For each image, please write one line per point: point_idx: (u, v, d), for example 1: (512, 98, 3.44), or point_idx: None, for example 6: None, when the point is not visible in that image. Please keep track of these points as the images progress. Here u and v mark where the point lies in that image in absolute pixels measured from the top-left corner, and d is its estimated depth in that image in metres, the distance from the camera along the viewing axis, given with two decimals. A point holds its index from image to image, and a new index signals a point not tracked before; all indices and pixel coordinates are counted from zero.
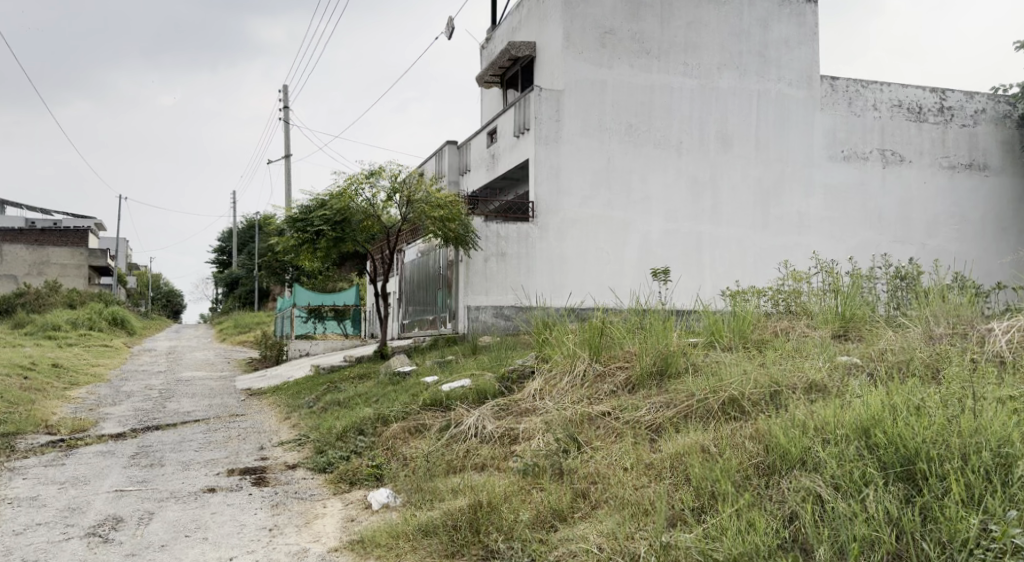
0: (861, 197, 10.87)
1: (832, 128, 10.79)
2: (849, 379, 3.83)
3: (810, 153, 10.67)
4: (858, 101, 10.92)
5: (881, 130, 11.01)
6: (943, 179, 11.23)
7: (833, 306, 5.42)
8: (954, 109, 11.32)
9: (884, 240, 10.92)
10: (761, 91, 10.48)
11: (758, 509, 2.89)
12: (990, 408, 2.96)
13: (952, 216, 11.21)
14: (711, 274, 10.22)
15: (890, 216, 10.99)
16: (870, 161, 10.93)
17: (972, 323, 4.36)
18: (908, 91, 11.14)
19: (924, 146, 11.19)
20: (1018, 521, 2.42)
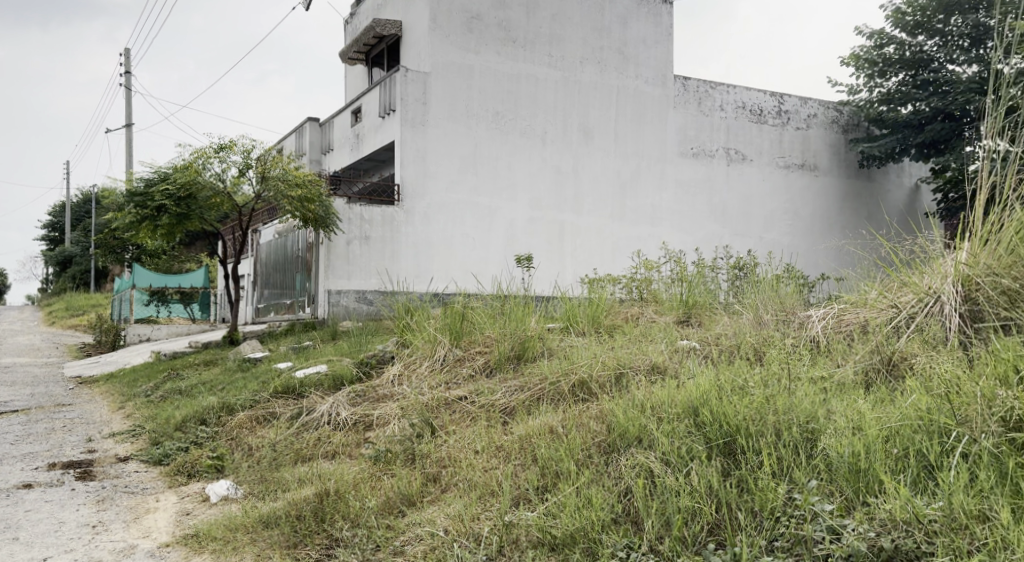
0: (709, 192, 11.42)
1: (684, 125, 11.27)
2: (686, 361, 4.06)
3: (664, 149, 11.11)
4: (708, 101, 11.47)
5: (728, 129, 11.61)
6: (780, 177, 11.98)
7: (679, 294, 5.71)
8: (790, 112, 12.09)
9: (727, 233, 11.52)
10: (620, 87, 10.82)
11: (597, 485, 3.00)
12: (804, 387, 3.22)
13: (787, 212, 12.00)
14: (572, 262, 10.43)
15: (733, 211, 11.60)
16: (717, 159, 11.50)
17: (793, 310, 4.66)
18: (751, 94, 11.80)
19: (764, 146, 11.90)
20: (818, 489, 2.63)
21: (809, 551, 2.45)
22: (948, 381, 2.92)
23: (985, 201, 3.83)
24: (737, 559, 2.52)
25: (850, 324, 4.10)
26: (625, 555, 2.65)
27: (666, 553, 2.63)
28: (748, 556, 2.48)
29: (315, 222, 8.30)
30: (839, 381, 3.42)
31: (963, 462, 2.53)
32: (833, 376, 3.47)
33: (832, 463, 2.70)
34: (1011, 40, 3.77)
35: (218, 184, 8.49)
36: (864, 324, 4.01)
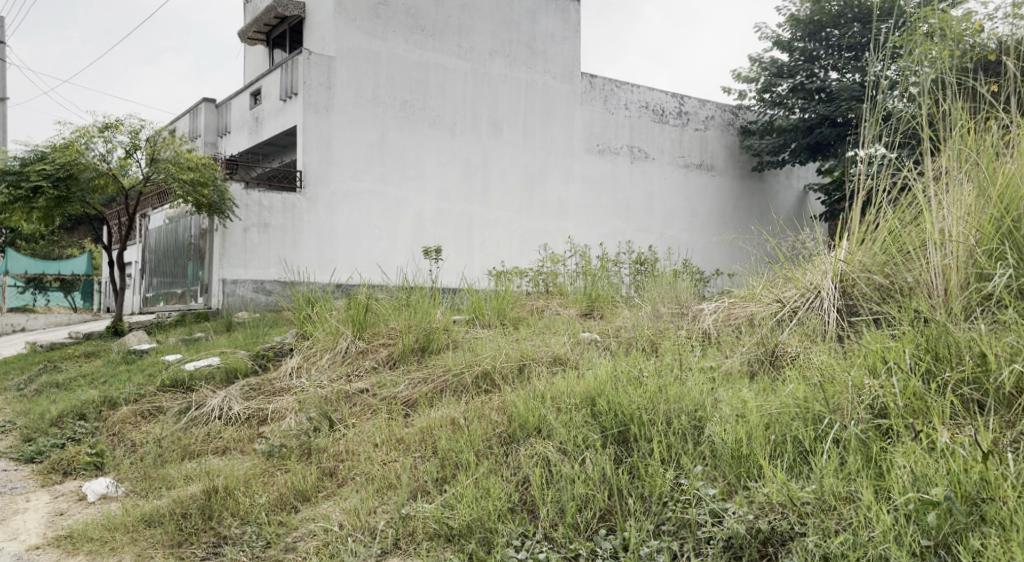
0: (613, 188, 11.61)
1: (590, 121, 11.41)
2: (587, 352, 4.12)
3: (571, 144, 11.22)
4: (613, 99, 11.65)
5: (631, 128, 11.84)
6: (679, 175, 12.30)
7: (582, 287, 5.80)
8: (690, 113, 12.42)
9: (631, 229, 11.73)
10: (529, 81, 10.88)
11: (496, 476, 3.02)
12: (695, 377, 3.32)
13: (685, 210, 12.34)
14: (480, 255, 10.40)
15: (636, 208, 11.83)
16: (621, 156, 11.71)
17: (688, 304, 4.79)
18: (654, 94, 12.06)
19: (665, 145, 12.19)
20: (704, 474, 2.72)
21: (693, 534, 2.53)
22: (824, 370, 3.06)
23: (863, 202, 4.05)
24: (625, 544, 2.59)
25: (738, 317, 4.24)
26: (520, 543, 2.68)
27: (560, 540, 2.66)
28: (636, 540, 2.55)
29: (208, 208, 8.02)
30: (727, 370, 3.56)
31: (834, 447, 2.66)
32: (721, 365, 3.60)
33: (716, 449, 2.80)
34: (890, 51, 3.99)
35: (103, 165, 8.06)
36: (752, 317, 4.15)
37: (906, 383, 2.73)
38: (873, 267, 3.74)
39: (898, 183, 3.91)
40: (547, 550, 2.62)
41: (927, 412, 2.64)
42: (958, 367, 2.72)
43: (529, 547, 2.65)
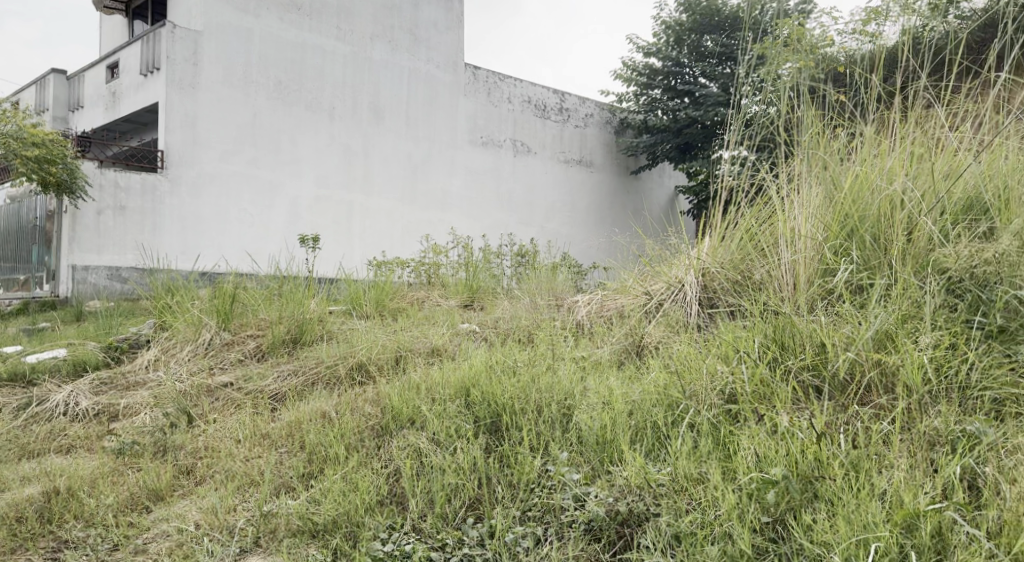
0: (496, 181, 11.15)
1: (473, 114, 10.91)
2: (465, 344, 4.09)
3: (454, 136, 10.68)
4: (495, 92, 11.18)
5: (514, 122, 11.40)
6: (558, 171, 11.95)
7: (463, 279, 5.74)
8: (571, 110, 12.13)
9: (512, 221, 11.31)
10: (411, 69, 10.28)
11: (365, 469, 2.92)
12: (567, 368, 3.34)
13: (566, 204, 12.01)
14: (360, 244, 9.66)
15: (518, 201, 11.43)
16: (504, 149, 11.27)
17: (563, 296, 4.82)
18: (536, 89, 11.67)
19: (547, 140, 11.84)
20: (570, 460, 2.74)
21: (557, 518, 2.55)
22: (684, 358, 3.14)
23: (725, 201, 4.21)
24: (492, 531, 2.57)
25: (610, 309, 4.29)
26: (386, 535, 2.61)
27: (427, 530, 2.61)
28: (501, 526, 2.54)
29: (55, 188, 7.17)
30: (598, 360, 3.60)
31: (688, 431, 2.73)
32: (593, 356, 3.64)
33: (583, 436, 2.83)
34: (754, 58, 4.14)
35: None
36: (623, 310, 4.20)
37: (754, 370, 2.84)
38: (732, 262, 3.88)
39: (754, 185, 4.10)
40: (414, 541, 2.56)
41: (772, 397, 2.75)
42: (801, 355, 2.85)
43: (396, 539, 2.59)
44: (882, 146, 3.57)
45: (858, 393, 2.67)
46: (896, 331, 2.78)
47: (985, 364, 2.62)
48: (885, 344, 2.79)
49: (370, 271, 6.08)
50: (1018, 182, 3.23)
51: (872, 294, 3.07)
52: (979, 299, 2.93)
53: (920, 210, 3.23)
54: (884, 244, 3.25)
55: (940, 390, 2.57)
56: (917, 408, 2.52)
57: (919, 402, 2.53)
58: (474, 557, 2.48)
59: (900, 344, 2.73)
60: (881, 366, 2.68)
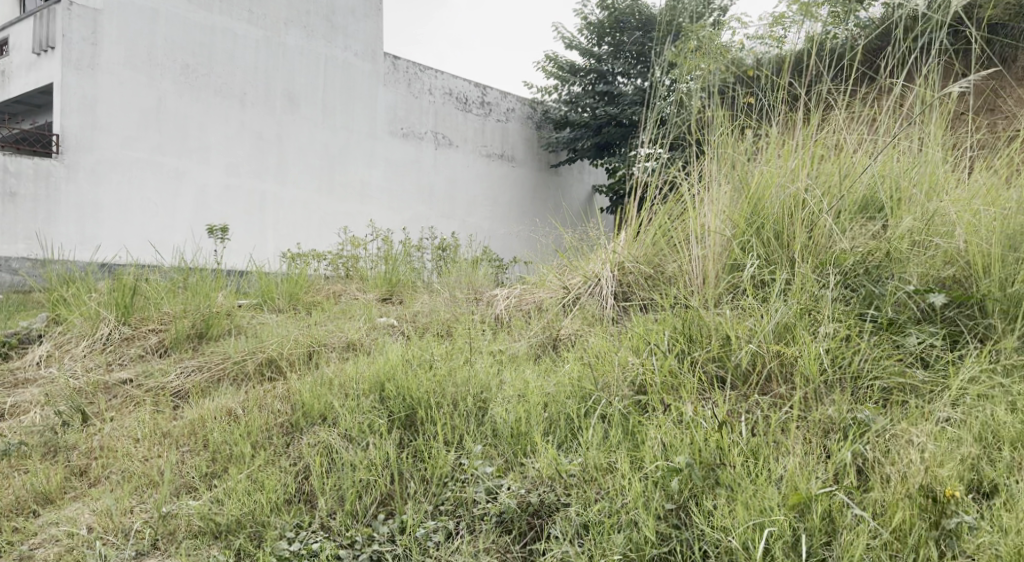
0: (417, 174, 10.70)
1: (393, 105, 10.48)
2: (381, 338, 4.05)
3: (373, 126, 10.25)
4: (416, 83, 10.74)
5: (435, 114, 10.98)
6: (480, 165, 11.49)
7: (381, 272, 5.67)
8: (492, 104, 11.66)
9: (433, 214, 10.84)
10: (328, 56, 9.83)
11: (273, 467, 2.86)
12: (484, 361, 3.35)
13: (487, 198, 11.56)
14: (274, 235, 9.16)
15: (439, 194, 10.97)
16: (424, 141, 10.83)
17: (481, 290, 4.83)
18: (458, 81, 11.24)
19: (468, 134, 11.38)
20: (484, 453, 2.76)
21: (469, 512, 2.56)
22: (596, 351, 3.20)
23: (638, 197, 4.30)
24: (403, 526, 2.57)
25: (528, 302, 4.31)
26: (293, 534, 2.58)
27: (336, 528, 2.59)
28: (413, 522, 2.54)
29: None
30: (514, 354, 3.60)
31: (600, 422, 2.78)
32: (509, 349, 3.64)
33: (497, 429, 2.84)
34: (669, 57, 4.22)
35: None
36: (540, 303, 4.23)
37: (663, 362, 2.91)
38: (646, 258, 3.97)
39: (668, 181, 4.19)
40: (321, 540, 2.54)
41: (679, 387, 2.83)
42: (708, 347, 2.94)
43: (302, 538, 2.56)
44: (786, 147, 3.70)
45: (759, 383, 2.78)
46: (795, 324, 2.90)
47: (875, 355, 2.77)
48: (784, 336, 2.90)
49: (285, 263, 5.93)
50: (908, 184, 3.43)
51: (774, 288, 3.18)
52: (871, 294, 3.09)
53: (820, 209, 3.37)
54: (786, 241, 3.38)
55: (834, 379, 2.69)
56: (813, 396, 2.64)
57: (815, 391, 2.66)
58: (383, 555, 2.47)
59: (798, 336, 2.85)
60: (781, 357, 2.79)
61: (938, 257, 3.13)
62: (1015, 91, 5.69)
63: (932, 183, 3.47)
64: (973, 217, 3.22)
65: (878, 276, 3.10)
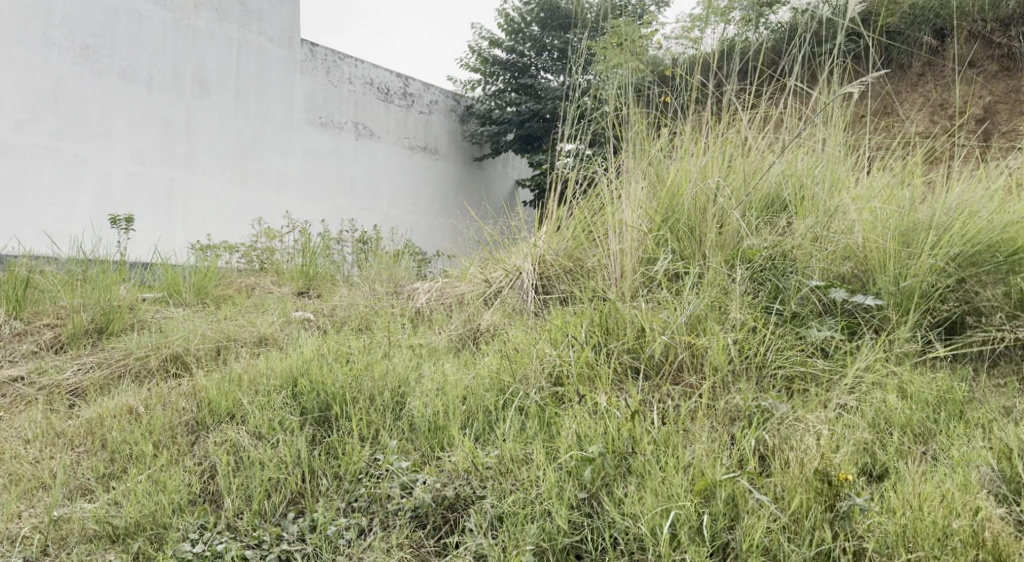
0: (336, 165, 9.61)
1: (311, 92, 9.34)
2: (295, 333, 3.98)
3: (289, 114, 9.11)
4: (335, 72, 9.60)
5: (355, 103, 9.85)
6: (403, 158, 10.40)
7: (299, 265, 5.56)
8: (415, 95, 10.57)
9: (354, 206, 9.78)
10: (242, 41, 8.61)
11: (176, 467, 2.78)
12: (402, 356, 3.32)
13: (411, 192, 10.50)
14: (183, 228, 8.07)
15: (360, 184, 9.89)
16: (344, 131, 9.73)
17: (401, 283, 4.79)
18: (378, 70, 10.10)
19: (390, 125, 10.27)
20: (400, 448, 2.74)
21: (382, 508, 2.55)
22: (515, 345, 3.22)
23: (559, 191, 4.34)
24: (313, 525, 2.53)
25: (449, 296, 4.31)
26: (197, 535, 2.52)
27: (243, 529, 2.54)
28: (323, 520, 2.51)
29: None
30: (433, 347, 3.58)
31: (517, 415, 2.80)
32: (430, 343, 3.61)
33: (414, 423, 2.84)
34: (589, 53, 4.26)
35: None
36: (461, 297, 4.24)
37: (580, 353, 2.96)
38: (566, 252, 4.02)
39: (588, 175, 4.25)
40: (227, 540, 2.49)
41: (595, 378, 2.88)
42: (623, 338, 3.00)
43: (207, 539, 2.50)
44: (698, 145, 3.78)
45: (671, 373, 2.85)
46: (706, 317, 2.99)
47: (779, 346, 2.87)
48: (695, 327, 2.98)
49: (194, 255, 5.75)
50: (812, 183, 3.56)
51: (686, 282, 3.26)
52: (777, 288, 3.20)
53: (730, 206, 3.46)
54: (698, 236, 3.47)
55: (741, 368, 2.79)
56: (721, 386, 2.72)
57: (724, 379, 2.74)
58: (293, 554, 2.45)
59: (708, 328, 2.94)
60: (693, 348, 2.87)
61: (839, 253, 3.26)
62: (910, 96, 5.97)
63: (833, 181, 3.61)
64: (872, 215, 3.36)
65: (783, 270, 3.21)
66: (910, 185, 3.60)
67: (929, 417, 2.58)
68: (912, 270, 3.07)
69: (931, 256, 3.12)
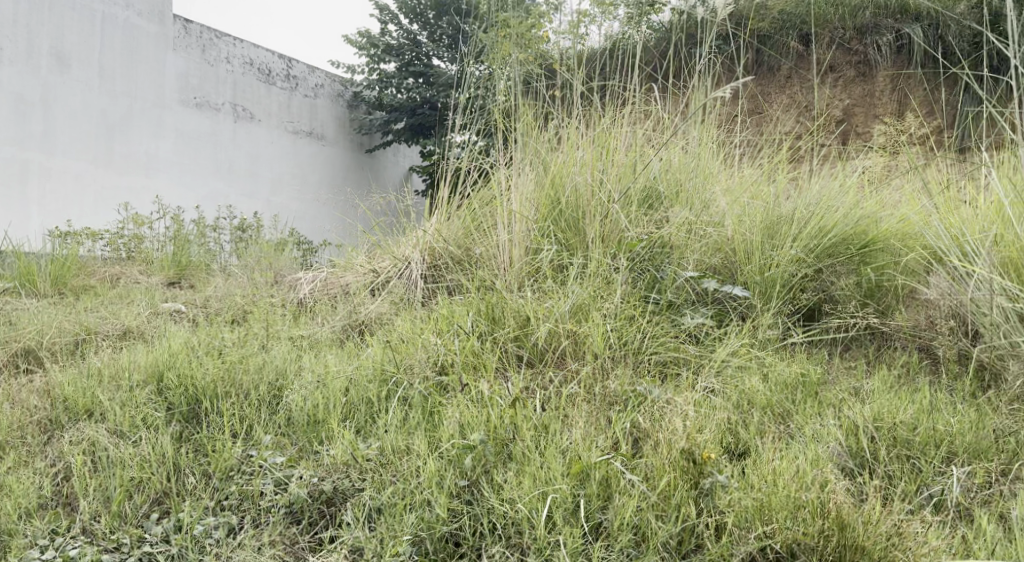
0: (212, 148, 9.23)
1: (184, 71, 8.94)
2: (164, 325, 3.82)
3: (160, 94, 8.70)
4: (211, 50, 9.21)
5: (233, 84, 9.48)
6: (286, 143, 10.07)
7: (170, 255, 5.34)
8: (298, 78, 10.22)
9: (233, 193, 9.41)
10: (106, 14, 8.16)
11: (26, 469, 2.62)
12: (277, 348, 3.25)
13: (294, 178, 10.18)
14: (39, 212, 7.60)
15: (240, 169, 9.52)
16: (222, 113, 9.34)
17: (281, 273, 4.67)
18: (259, 50, 9.73)
19: (272, 108, 9.91)
20: (275, 444, 2.68)
21: (255, 505, 2.48)
22: (398, 336, 3.20)
23: (446, 181, 4.34)
24: (179, 525, 2.44)
25: (333, 287, 4.24)
26: (47, 541, 2.39)
27: (100, 532, 2.42)
28: (190, 519, 2.42)
29: None
30: (312, 338, 3.51)
31: (400, 405, 2.79)
32: (310, 335, 3.54)
33: (292, 416, 2.79)
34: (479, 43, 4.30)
35: None
36: (346, 288, 4.17)
37: (464, 342, 2.98)
38: (453, 241, 4.02)
39: (477, 165, 4.28)
40: (81, 545, 2.37)
41: (477, 367, 2.91)
42: (507, 328, 3.04)
43: (59, 545, 2.37)
44: (579, 137, 3.86)
45: (553, 361, 2.91)
46: (588, 305, 3.06)
47: (654, 333, 2.99)
48: (578, 316, 3.06)
49: (51, 242, 5.42)
50: (686, 178, 3.70)
51: (570, 271, 3.33)
52: (654, 278, 3.33)
53: (610, 198, 3.55)
54: (581, 229, 3.55)
55: (618, 355, 2.88)
56: (600, 372, 2.81)
57: (603, 366, 2.82)
58: (155, 556, 2.35)
59: (589, 316, 3.02)
60: (574, 335, 2.94)
61: (710, 245, 3.40)
62: (778, 97, 6.27)
63: (706, 175, 3.76)
64: (740, 208, 3.51)
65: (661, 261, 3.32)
66: (775, 181, 3.79)
67: (787, 398, 2.72)
68: (775, 260, 3.25)
69: (793, 247, 3.32)
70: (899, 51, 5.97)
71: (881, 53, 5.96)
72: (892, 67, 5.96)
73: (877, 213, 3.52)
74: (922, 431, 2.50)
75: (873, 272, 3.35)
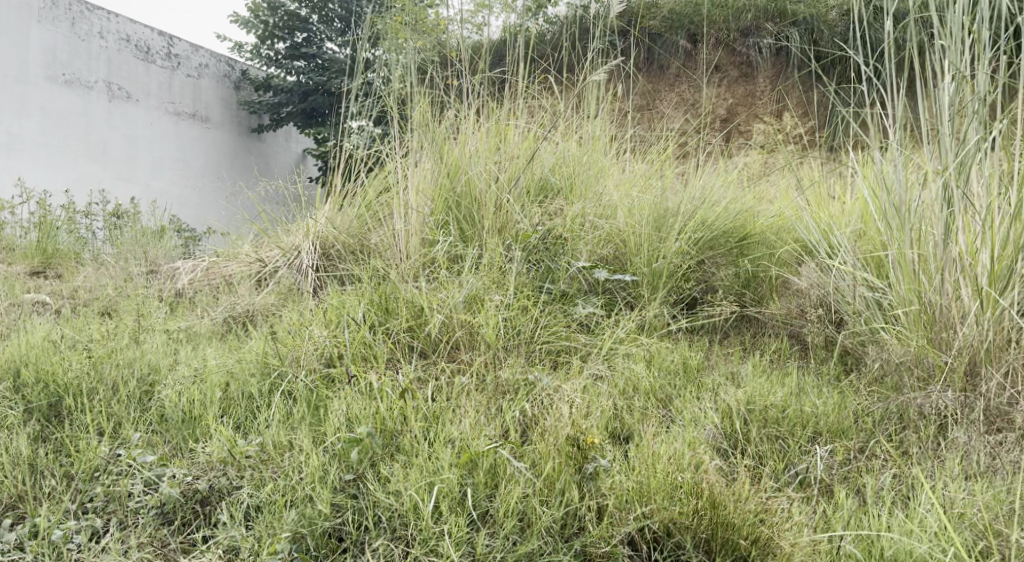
0: (84, 129, 8.75)
1: (51, 46, 8.45)
2: (25, 316, 3.60)
3: (23, 69, 8.20)
4: (82, 24, 8.72)
5: (107, 61, 8.99)
6: (167, 125, 9.60)
7: (35, 243, 5.03)
8: (180, 57, 9.73)
9: (106, 176, 8.93)
10: None
11: None
12: (148, 341, 3.11)
13: (176, 162, 9.72)
14: None
15: (114, 152, 9.03)
16: (94, 92, 8.85)
17: (158, 263, 4.47)
18: (136, 26, 9.23)
19: (151, 88, 9.44)
20: (145, 442, 2.56)
21: (122, 506, 2.36)
22: (282, 329, 3.12)
23: (339, 169, 4.25)
24: (36, 530, 2.29)
25: (216, 278, 4.10)
26: None
27: None
28: (47, 524, 2.28)
29: None
30: (186, 330, 3.38)
31: (284, 400, 2.72)
32: (187, 328, 3.40)
33: (166, 413, 2.67)
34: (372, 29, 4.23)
35: None
36: (228, 278, 4.04)
37: (355, 334, 2.94)
38: (343, 231, 3.95)
39: (371, 153, 4.21)
40: None
41: (369, 359, 2.87)
42: (398, 319, 3.02)
43: None
44: (472, 127, 3.85)
45: (446, 352, 2.90)
46: (481, 296, 3.06)
47: (545, 322, 3.03)
48: (472, 305, 3.06)
49: None
50: (578, 173, 3.76)
51: (464, 263, 3.33)
52: (548, 269, 3.36)
53: (502, 189, 3.55)
54: (475, 220, 3.55)
55: (509, 345, 2.89)
56: (492, 362, 2.82)
57: (493, 356, 2.83)
58: None
59: (482, 306, 3.02)
60: (468, 326, 2.94)
61: (601, 236, 3.46)
62: (667, 95, 6.44)
63: (598, 170, 3.82)
64: (629, 201, 3.60)
65: (554, 252, 3.37)
66: (662, 174, 3.90)
67: (668, 385, 2.80)
68: (661, 253, 3.34)
69: (677, 238, 3.43)
70: (778, 54, 6.24)
71: (762, 55, 6.22)
72: (772, 69, 6.23)
73: (754, 208, 3.70)
74: (791, 413, 2.63)
75: (753, 263, 3.50)
